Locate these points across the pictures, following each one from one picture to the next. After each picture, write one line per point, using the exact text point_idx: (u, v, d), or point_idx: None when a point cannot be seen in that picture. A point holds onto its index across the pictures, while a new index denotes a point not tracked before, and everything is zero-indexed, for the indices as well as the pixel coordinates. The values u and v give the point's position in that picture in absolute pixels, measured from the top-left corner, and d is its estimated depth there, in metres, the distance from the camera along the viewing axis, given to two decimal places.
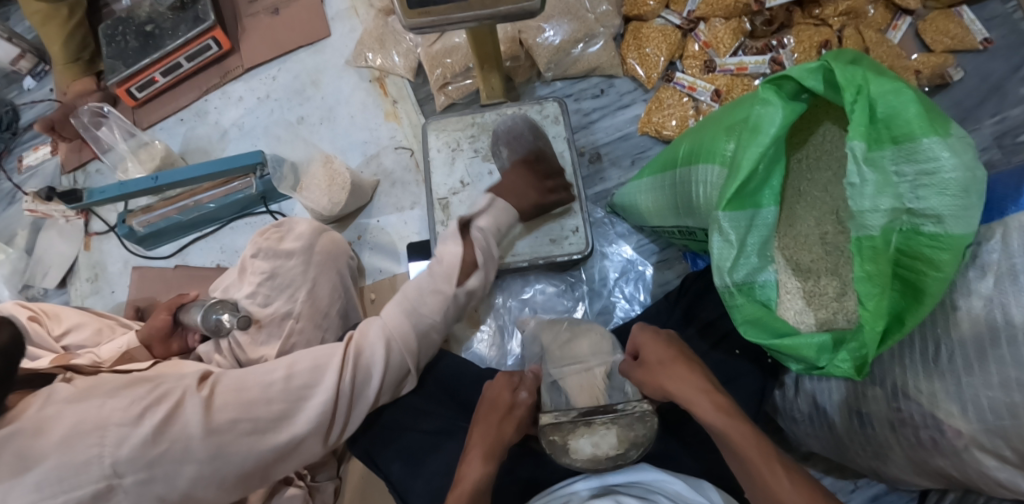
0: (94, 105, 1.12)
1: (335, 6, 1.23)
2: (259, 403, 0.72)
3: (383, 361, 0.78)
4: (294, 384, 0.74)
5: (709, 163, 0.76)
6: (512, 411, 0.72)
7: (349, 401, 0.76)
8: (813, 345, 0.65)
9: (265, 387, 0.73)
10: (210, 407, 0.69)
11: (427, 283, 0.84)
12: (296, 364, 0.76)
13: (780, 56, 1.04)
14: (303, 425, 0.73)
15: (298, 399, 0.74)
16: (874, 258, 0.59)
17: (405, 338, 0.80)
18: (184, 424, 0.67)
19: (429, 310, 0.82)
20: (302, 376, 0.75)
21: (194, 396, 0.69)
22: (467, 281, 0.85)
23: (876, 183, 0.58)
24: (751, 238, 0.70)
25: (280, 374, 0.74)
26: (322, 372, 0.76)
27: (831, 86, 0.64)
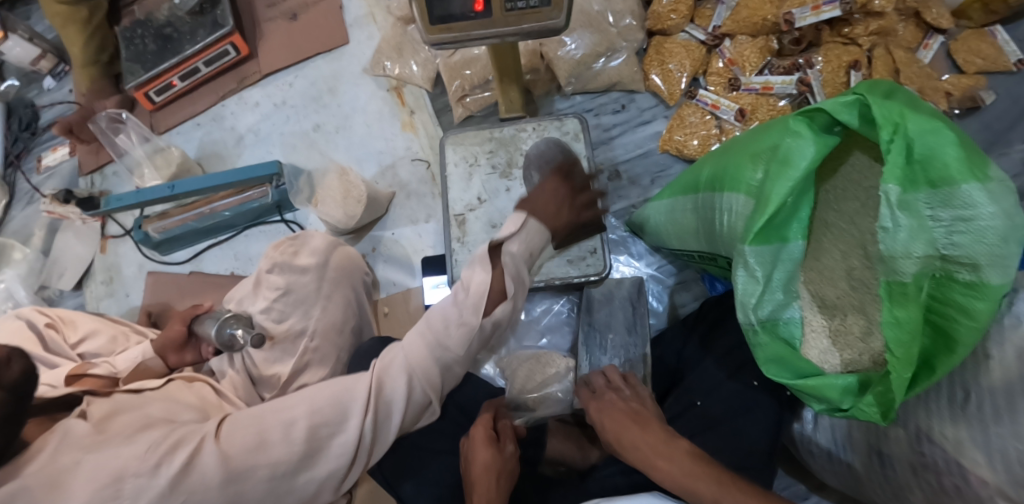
0: (112, 111, 1.11)
1: (353, 12, 1.22)
2: (276, 444, 0.64)
3: (405, 393, 0.69)
4: (316, 424, 0.66)
5: (733, 191, 0.74)
6: (501, 456, 0.74)
7: (371, 438, 0.69)
8: (837, 386, 0.63)
9: (278, 436, 0.64)
10: (228, 453, 0.62)
11: (451, 313, 0.70)
12: (315, 402, 0.67)
13: (806, 77, 1.01)
14: (327, 466, 0.66)
15: (318, 440, 0.66)
16: (903, 303, 0.57)
17: (432, 371, 0.71)
18: (202, 474, 0.60)
19: (453, 344, 0.70)
20: (322, 415, 0.66)
21: (212, 444, 0.62)
22: (497, 309, 0.70)
23: (909, 228, 0.56)
24: (776, 273, 0.68)
25: (298, 419, 0.66)
26: (345, 411, 0.67)
27: (866, 121, 0.62)
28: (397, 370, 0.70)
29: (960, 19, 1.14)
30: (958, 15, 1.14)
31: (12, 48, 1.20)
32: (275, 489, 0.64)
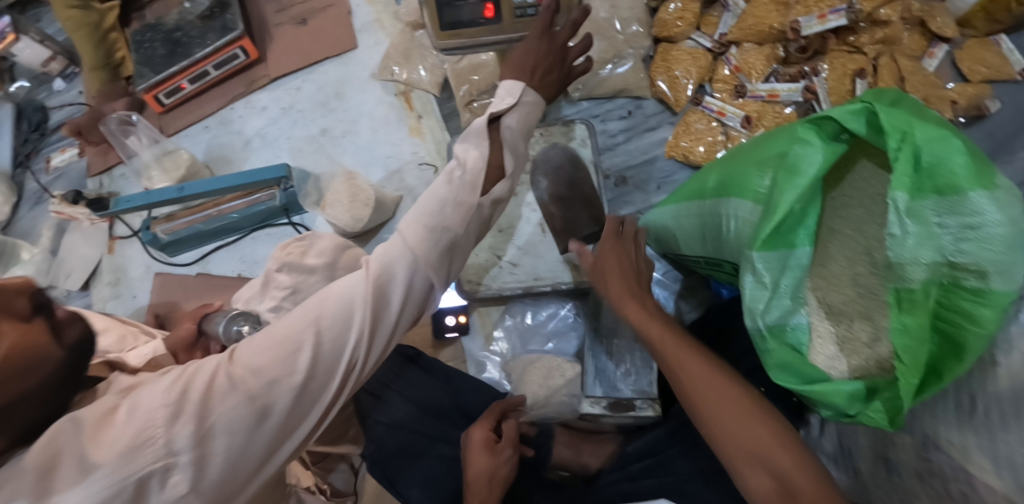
0: (123, 113, 1.14)
1: (361, 17, 1.23)
2: (292, 356, 0.61)
3: (406, 280, 0.67)
4: (324, 329, 0.62)
5: (740, 198, 0.74)
6: (496, 461, 0.75)
7: (378, 334, 0.66)
8: (843, 393, 0.63)
9: (291, 354, 0.60)
10: (249, 371, 0.60)
11: (444, 191, 0.70)
12: (320, 306, 0.63)
13: (813, 84, 1.02)
14: (338, 376, 0.63)
15: (332, 344, 0.63)
16: (911, 310, 0.57)
17: (438, 262, 0.69)
18: (225, 401, 0.58)
19: (453, 223, 0.69)
20: (328, 320, 0.63)
21: (226, 372, 0.59)
22: (496, 188, 0.73)
23: (918, 236, 0.56)
24: (784, 280, 0.68)
25: (305, 343, 0.61)
26: (350, 311, 0.63)
27: (873, 128, 0.62)
28: (390, 265, 0.66)
29: (965, 29, 1.14)
30: (963, 25, 1.14)
31: (24, 49, 1.21)
32: (306, 397, 0.62)
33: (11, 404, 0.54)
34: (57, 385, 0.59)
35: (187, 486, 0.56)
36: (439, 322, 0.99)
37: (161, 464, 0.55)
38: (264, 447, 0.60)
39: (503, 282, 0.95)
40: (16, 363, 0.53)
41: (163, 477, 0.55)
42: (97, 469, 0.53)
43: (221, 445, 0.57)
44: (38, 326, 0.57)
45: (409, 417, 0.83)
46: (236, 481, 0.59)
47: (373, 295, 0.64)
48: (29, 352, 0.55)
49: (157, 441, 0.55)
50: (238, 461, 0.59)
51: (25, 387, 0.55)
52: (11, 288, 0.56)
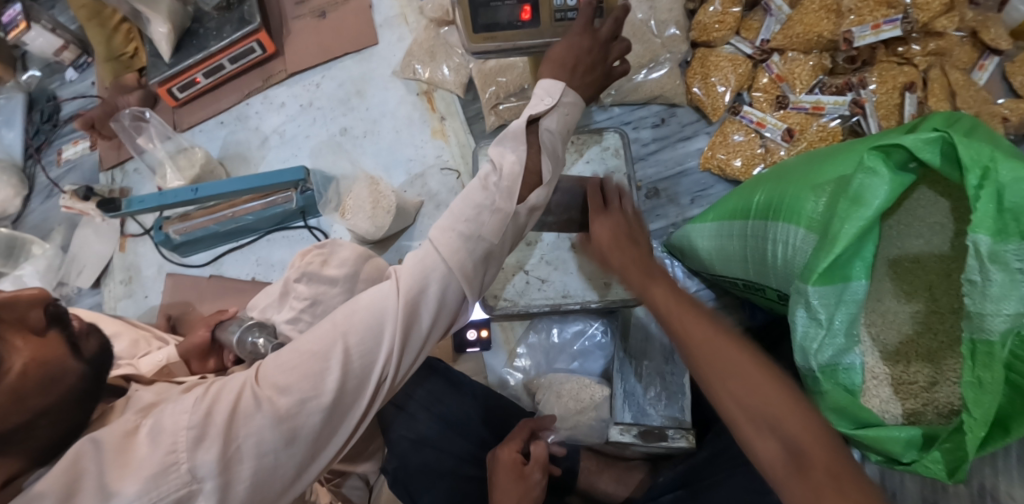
0: (137, 109, 1.09)
1: (383, 11, 1.18)
2: (318, 374, 0.55)
3: (439, 292, 0.61)
4: (352, 345, 0.57)
5: (791, 224, 0.70)
6: (526, 484, 0.73)
7: (409, 351, 0.60)
8: (899, 439, 0.60)
9: (320, 367, 0.55)
10: (273, 391, 0.54)
11: (482, 197, 0.63)
12: (350, 321, 0.58)
13: (862, 97, 0.96)
14: (366, 394, 0.57)
15: (360, 361, 0.57)
16: (987, 365, 0.52)
17: (474, 272, 0.62)
18: (251, 424, 0.53)
19: (489, 232, 0.62)
20: (357, 334, 0.57)
21: (252, 394, 0.54)
22: (532, 194, 0.66)
23: (1002, 284, 0.51)
24: (838, 316, 0.63)
25: (334, 358, 0.56)
26: (380, 327, 0.58)
27: (948, 160, 0.58)
28: (422, 273, 0.60)
29: (1019, 40, 1.09)
30: (1017, 36, 1.09)
31: (36, 38, 1.17)
32: (335, 414, 0.56)
33: (28, 423, 0.50)
34: (78, 402, 0.54)
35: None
36: (460, 336, 0.95)
37: (185, 491, 0.50)
38: (292, 473, 0.55)
39: (531, 298, 0.89)
40: (31, 378, 0.49)
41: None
42: (120, 495, 0.49)
43: (248, 470, 0.52)
44: (54, 339, 0.53)
45: (431, 433, 0.80)
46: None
47: (406, 308, 0.58)
48: (46, 367, 0.51)
49: (182, 468, 0.50)
50: (266, 488, 0.53)
51: (43, 404, 0.51)
52: (26, 299, 0.53)
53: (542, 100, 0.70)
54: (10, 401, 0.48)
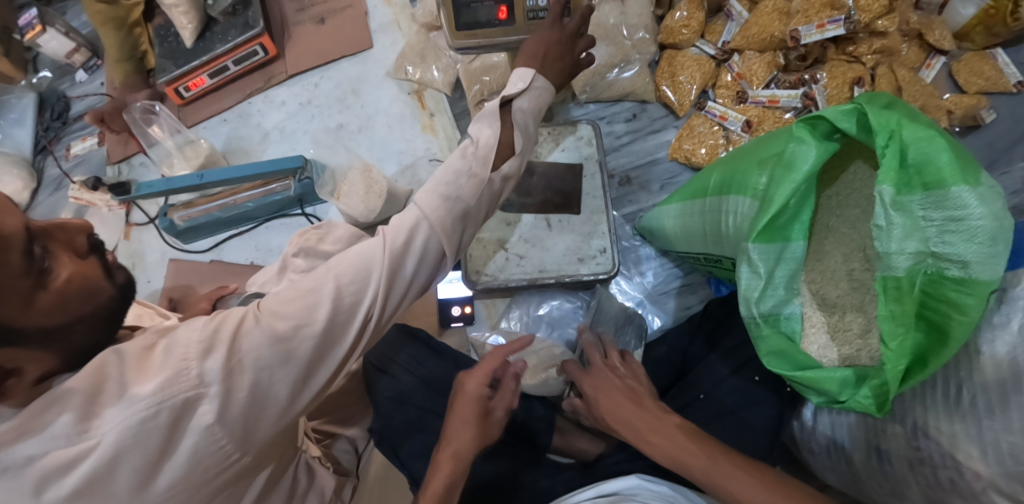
0: (146, 103, 1.19)
1: (378, 19, 1.28)
2: (312, 307, 0.64)
3: (422, 245, 0.70)
4: (343, 284, 0.66)
5: (740, 194, 0.78)
6: (486, 424, 0.74)
7: (392, 296, 0.70)
8: (835, 379, 0.67)
9: (314, 301, 0.64)
10: (272, 322, 0.62)
11: (461, 164, 0.72)
12: (343, 266, 0.67)
13: (812, 91, 1.06)
14: (354, 328, 0.66)
15: (349, 299, 0.66)
16: (897, 298, 0.61)
17: (451, 227, 0.72)
18: (251, 344, 0.60)
19: (466, 195, 0.72)
20: (348, 275, 0.66)
21: (253, 323, 0.62)
22: (504, 164, 0.76)
23: (903, 227, 0.60)
24: (779, 271, 0.72)
25: (326, 295, 0.65)
26: (368, 271, 0.67)
27: (863, 129, 0.66)
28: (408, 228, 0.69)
29: (963, 41, 1.16)
30: (961, 37, 1.16)
31: (49, 41, 1.26)
32: (325, 345, 0.65)
33: (66, 326, 0.58)
34: (105, 318, 0.63)
35: (215, 417, 0.58)
36: (445, 311, 1.05)
37: (193, 393, 0.57)
38: (285, 392, 0.62)
39: (510, 273, 0.98)
40: (74, 287, 0.58)
41: (194, 407, 0.57)
42: (137, 394, 0.56)
43: (248, 381, 0.59)
44: (92, 263, 0.62)
45: (415, 393, 0.87)
46: (262, 419, 0.62)
47: (390, 255, 0.67)
48: (85, 281, 0.59)
49: (191, 373, 0.57)
50: (263, 405, 0.61)
51: (80, 311, 0.59)
52: (72, 227, 0.62)
53: (517, 84, 0.78)
54: (54, 303, 0.56)
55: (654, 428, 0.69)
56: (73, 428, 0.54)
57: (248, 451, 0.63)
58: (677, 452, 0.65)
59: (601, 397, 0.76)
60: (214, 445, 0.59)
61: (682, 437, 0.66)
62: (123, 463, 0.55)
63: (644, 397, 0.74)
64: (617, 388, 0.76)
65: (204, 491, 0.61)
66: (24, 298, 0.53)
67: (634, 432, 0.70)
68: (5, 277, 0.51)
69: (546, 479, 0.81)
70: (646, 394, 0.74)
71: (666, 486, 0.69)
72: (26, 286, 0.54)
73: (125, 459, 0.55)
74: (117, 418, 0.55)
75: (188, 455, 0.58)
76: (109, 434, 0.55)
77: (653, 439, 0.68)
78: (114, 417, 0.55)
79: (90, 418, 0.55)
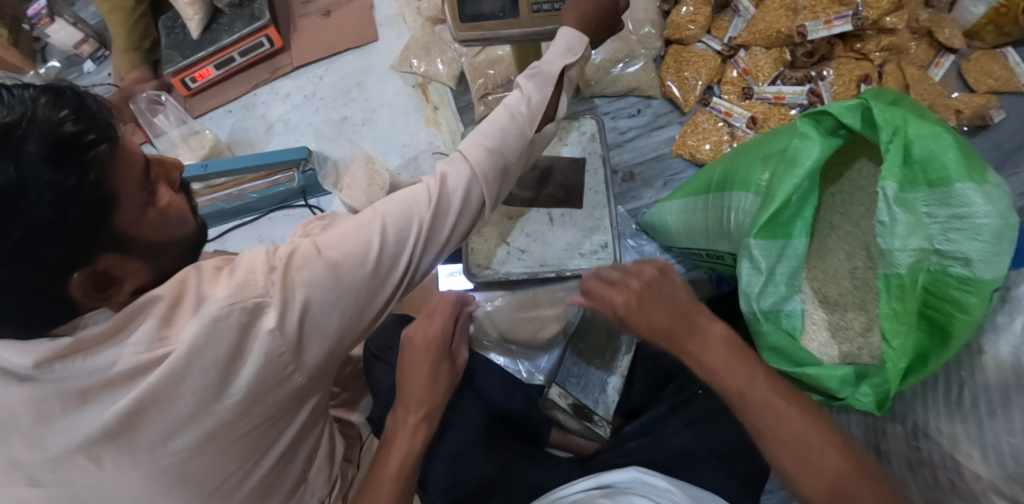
0: (152, 93, 1.21)
1: (384, 12, 1.28)
2: (365, 235, 0.65)
3: (464, 193, 0.70)
4: (389, 222, 0.66)
5: (743, 191, 0.77)
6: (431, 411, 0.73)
7: (433, 238, 0.70)
8: (835, 377, 0.65)
9: (361, 233, 0.65)
10: (324, 246, 0.63)
11: (511, 121, 0.74)
12: (390, 210, 0.67)
13: (818, 88, 1.05)
14: (402, 264, 0.67)
15: (400, 233, 0.67)
16: (900, 296, 0.61)
17: (493, 179, 0.73)
18: (308, 261, 0.61)
19: (511, 151, 0.73)
20: (394, 215, 0.67)
21: (309, 246, 0.62)
22: (545, 126, 0.79)
23: (907, 224, 0.60)
24: (780, 268, 0.71)
25: (374, 230, 0.65)
26: (412, 213, 0.68)
27: (868, 124, 0.66)
28: (455, 173, 0.70)
29: (973, 40, 1.15)
30: (971, 36, 1.14)
31: (57, 31, 1.28)
32: (375, 280, 0.65)
33: (162, 246, 0.61)
34: (187, 252, 0.66)
35: (279, 322, 0.57)
36: None
37: (259, 301, 0.57)
38: (337, 322, 0.63)
39: (510, 267, 0.98)
40: (172, 212, 0.61)
41: (260, 315, 0.57)
42: (211, 302, 0.55)
43: (301, 297, 0.59)
44: (181, 197, 0.65)
45: None
46: (312, 346, 0.61)
47: (428, 197, 0.69)
48: (179, 210, 0.62)
49: (258, 282, 0.58)
50: (311, 334, 0.61)
51: (173, 235, 0.62)
52: (169, 164, 0.65)
53: (568, 58, 0.75)
54: (157, 221, 0.59)
55: (697, 344, 0.63)
56: (155, 333, 0.54)
57: (301, 370, 0.61)
58: (719, 372, 0.61)
59: (645, 313, 0.65)
60: (275, 354, 0.58)
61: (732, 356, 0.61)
62: (195, 370, 0.54)
63: (687, 306, 0.65)
64: (659, 302, 0.65)
65: (260, 406, 0.59)
66: (136, 215, 0.56)
67: (674, 346, 0.64)
68: (126, 192, 0.55)
69: (542, 472, 0.80)
70: (689, 308, 0.65)
71: (664, 480, 0.69)
72: (140, 202, 0.57)
73: (198, 361, 0.54)
74: (194, 325, 0.54)
75: (254, 364, 0.57)
76: (186, 339, 0.54)
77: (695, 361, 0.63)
78: (192, 325, 0.54)
79: (170, 325, 0.55)
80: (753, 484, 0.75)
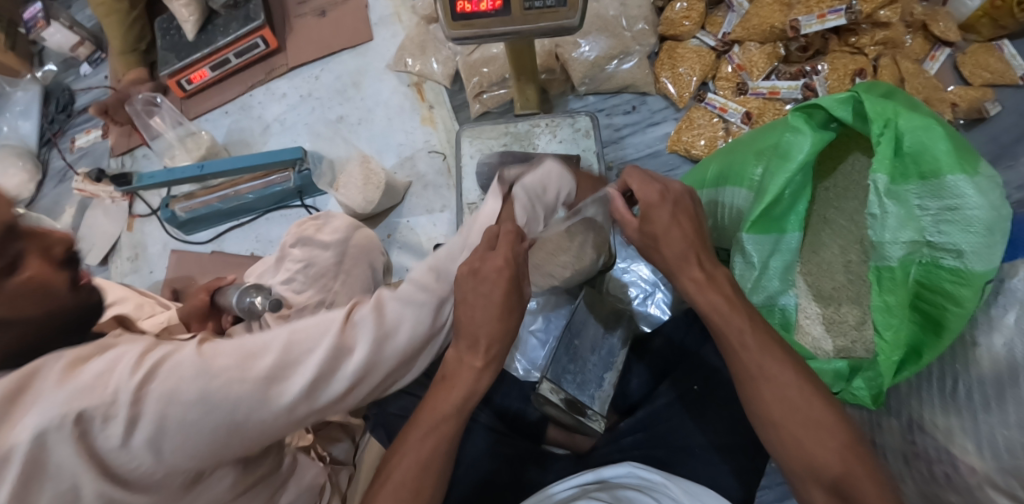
0: (148, 95, 1.21)
1: (379, 11, 1.28)
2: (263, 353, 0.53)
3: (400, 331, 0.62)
4: (298, 346, 0.55)
5: (737, 185, 0.77)
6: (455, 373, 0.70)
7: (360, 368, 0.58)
8: (829, 371, 0.66)
9: (260, 353, 0.53)
10: (211, 357, 0.51)
11: (458, 249, 0.72)
12: (306, 330, 0.56)
13: (813, 82, 1.05)
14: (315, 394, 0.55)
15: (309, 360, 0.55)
16: (891, 289, 0.61)
17: (436, 280, 0.68)
18: (180, 377, 0.49)
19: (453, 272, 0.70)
20: (308, 334, 0.56)
21: (192, 355, 0.51)
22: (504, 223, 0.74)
23: (898, 216, 0.60)
24: (773, 262, 0.72)
25: (278, 350, 0.54)
26: (328, 336, 0.57)
27: (860, 117, 0.66)
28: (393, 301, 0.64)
29: (968, 33, 1.14)
30: (966, 30, 1.14)
31: (54, 34, 1.28)
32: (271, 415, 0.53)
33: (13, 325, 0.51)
34: (61, 330, 0.56)
35: (121, 442, 0.47)
36: None
37: (100, 409, 0.46)
38: (201, 454, 0.50)
39: None
40: (31, 285, 0.52)
41: (102, 430, 0.46)
42: (43, 405, 0.45)
43: (159, 417, 0.47)
44: (60, 273, 0.55)
45: None
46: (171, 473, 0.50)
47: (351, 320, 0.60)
48: (42, 284, 0.53)
49: (107, 389, 0.47)
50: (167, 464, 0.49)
51: (33, 313, 0.53)
52: (56, 237, 0.57)
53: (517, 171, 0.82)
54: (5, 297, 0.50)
55: (704, 274, 0.64)
56: None
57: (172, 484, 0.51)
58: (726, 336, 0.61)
59: (655, 231, 0.65)
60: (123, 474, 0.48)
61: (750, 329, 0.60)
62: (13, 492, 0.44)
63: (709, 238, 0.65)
64: (685, 218, 0.65)
65: None
66: None
67: (682, 267, 0.65)
68: None
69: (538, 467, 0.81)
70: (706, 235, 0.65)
71: (659, 474, 0.69)
72: None
73: (27, 475, 0.45)
74: (34, 421, 0.44)
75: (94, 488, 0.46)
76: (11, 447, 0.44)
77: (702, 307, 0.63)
78: (28, 423, 0.45)
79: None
80: (749, 480, 0.74)
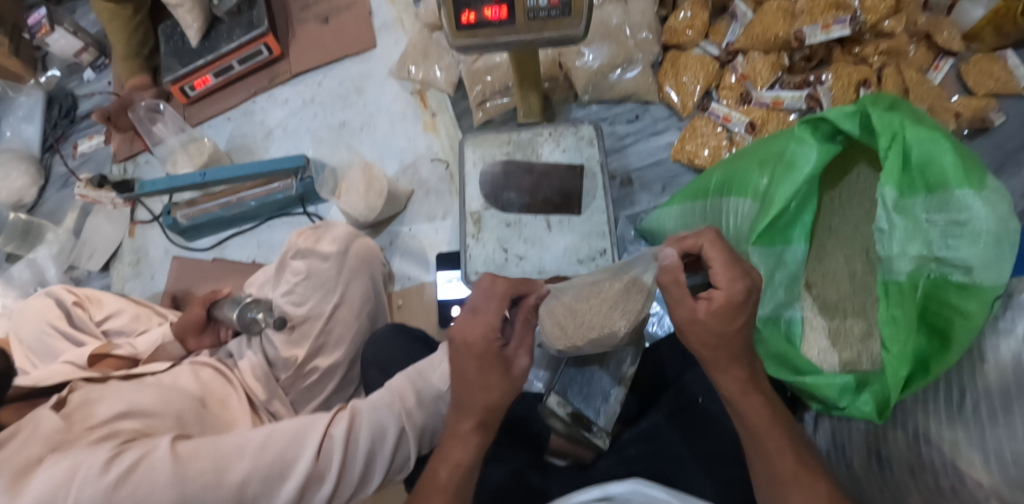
0: (151, 101, 1.22)
1: (382, 16, 1.27)
2: (233, 455, 0.63)
3: (380, 430, 0.71)
4: (272, 450, 0.65)
5: (741, 195, 0.77)
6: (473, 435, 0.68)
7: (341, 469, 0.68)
8: (834, 385, 0.65)
9: (237, 454, 0.63)
10: (181, 457, 0.62)
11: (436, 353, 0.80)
12: (281, 432, 0.67)
13: (817, 92, 1.04)
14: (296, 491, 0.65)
15: (287, 457, 0.65)
16: (900, 302, 0.61)
17: (417, 382, 0.77)
18: (151, 469, 0.61)
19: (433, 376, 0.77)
20: (284, 441, 0.66)
21: (165, 455, 0.62)
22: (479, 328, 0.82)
23: (904, 230, 0.61)
24: (779, 274, 0.73)
25: (250, 455, 0.64)
26: (303, 440, 0.67)
27: (867, 130, 0.65)
28: (367, 409, 0.72)
29: (973, 42, 1.14)
30: (970, 39, 1.14)
31: (58, 39, 1.28)
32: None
33: None
34: None
35: None
36: (445, 311, 1.04)
37: None
38: None
39: (509, 272, 0.98)
40: None
41: None
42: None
43: None
44: None
45: None
46: None
47: (327, 433, 0.68)
48: None
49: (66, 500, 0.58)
50: None
51: None
52: None
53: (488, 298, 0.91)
54: None
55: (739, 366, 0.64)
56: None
57: None
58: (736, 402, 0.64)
59: (721, 331, 0.62)
60: None
61: (766, 421, 0.63)
62: None
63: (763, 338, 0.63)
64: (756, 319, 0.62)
65: None
66: None
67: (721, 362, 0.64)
68: None
69: (540, 477, 0.80)
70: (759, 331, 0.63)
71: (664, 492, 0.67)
72: None
73: None
74: None
75: None
76: None
77: (730, 397, 0.64)
78: None
79: None
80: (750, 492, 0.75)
